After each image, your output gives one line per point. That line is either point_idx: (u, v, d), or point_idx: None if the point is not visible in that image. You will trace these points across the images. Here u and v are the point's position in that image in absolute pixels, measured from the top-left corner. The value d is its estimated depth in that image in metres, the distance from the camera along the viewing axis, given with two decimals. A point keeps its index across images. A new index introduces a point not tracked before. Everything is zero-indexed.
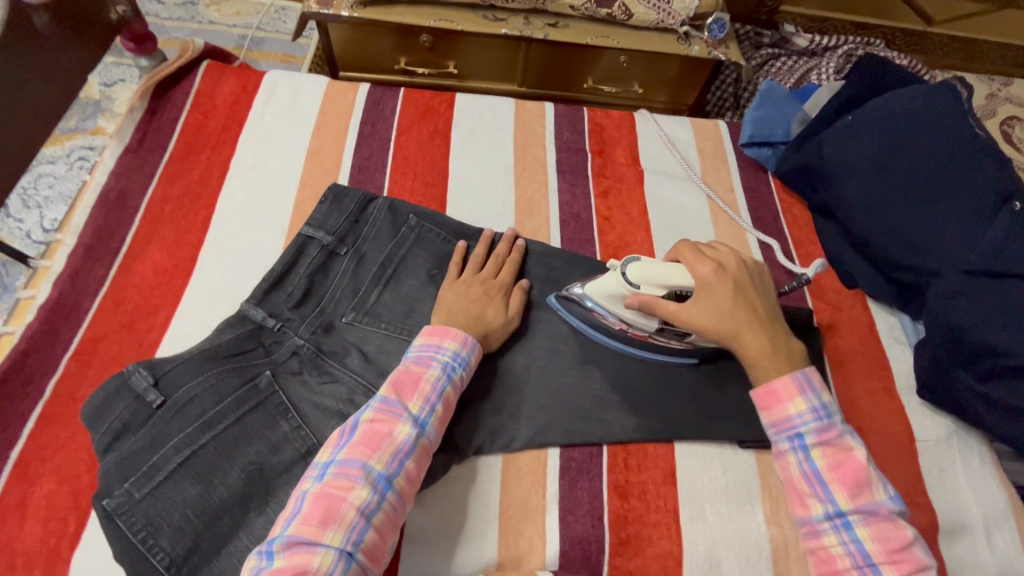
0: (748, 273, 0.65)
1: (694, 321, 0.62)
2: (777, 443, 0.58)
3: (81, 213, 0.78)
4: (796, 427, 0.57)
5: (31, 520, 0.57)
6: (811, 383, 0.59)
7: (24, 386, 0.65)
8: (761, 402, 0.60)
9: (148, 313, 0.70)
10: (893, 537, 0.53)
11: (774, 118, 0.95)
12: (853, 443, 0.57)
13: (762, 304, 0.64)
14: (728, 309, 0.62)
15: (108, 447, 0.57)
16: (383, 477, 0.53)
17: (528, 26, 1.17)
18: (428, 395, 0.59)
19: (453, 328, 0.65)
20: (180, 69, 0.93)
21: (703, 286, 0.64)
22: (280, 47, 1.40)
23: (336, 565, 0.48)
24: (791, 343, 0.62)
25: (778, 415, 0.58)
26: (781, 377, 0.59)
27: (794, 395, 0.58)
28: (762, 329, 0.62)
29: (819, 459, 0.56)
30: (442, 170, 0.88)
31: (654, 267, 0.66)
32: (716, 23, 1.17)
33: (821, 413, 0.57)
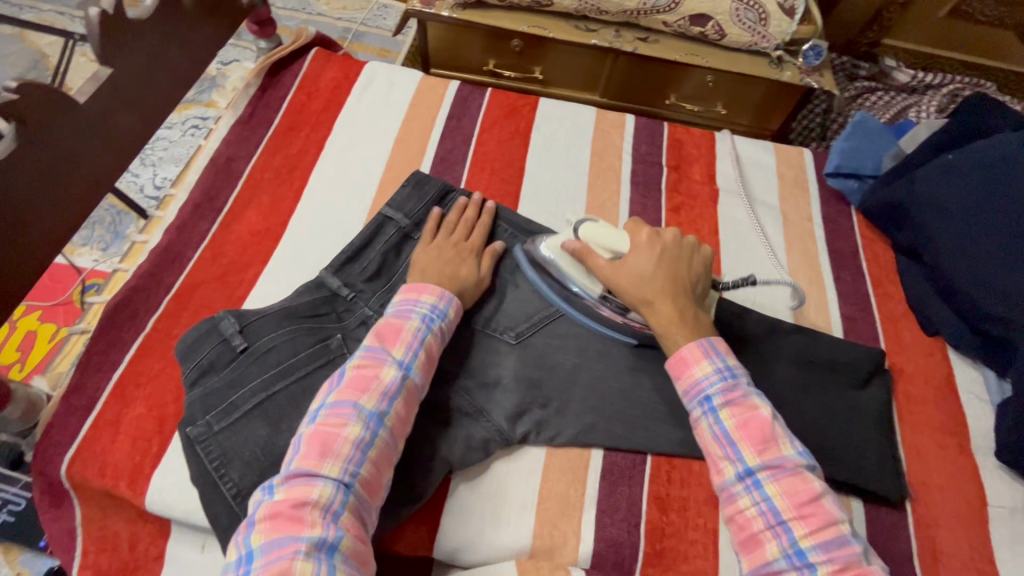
0: (681, 247, 0.70)
1: (616, 279, 0.69)
2: (691, 411, 0.61)
3: (195, 172, 0.87)
4: (704, 390, 0.60)
5: (122, 437, 0.64)
6: (717, 349, 0.62)
7: (130, 318, 0.72)
8: (673, 371, 0.63)
9: (240, 269, 0.77)
10: (802, 491, 0.54)
11: (864, 151, 0.91)
12: (759, 402, 0.59)
13: (683, 278, 0.68)
14: (649, 274, 0.67)
15: (194, 381, 0.63)
16: (375, 415, 0.56)
17: (618, 39, 1.19)
18: (411, 342, 0.63)
19: (430, 283, 0.69)
20: (292, 53, 1.01)
21: (635, 249, 0.69)
22: (378, 41, 1.49)
23: (335, 495, 0.51)
24: (701, 317, 0.66)
25: (689, 382, 0.62)
26: (688, 344, 0.63)
27: (700, 360, 0.62)
28: (677, 299, 0.66)
29: (728, 420, 0.58)
30: (519, 168, 0.91)
31: (604, 232, 0.72)
32: (811, 50, 1.14)
33: (725, 374, 0.60)
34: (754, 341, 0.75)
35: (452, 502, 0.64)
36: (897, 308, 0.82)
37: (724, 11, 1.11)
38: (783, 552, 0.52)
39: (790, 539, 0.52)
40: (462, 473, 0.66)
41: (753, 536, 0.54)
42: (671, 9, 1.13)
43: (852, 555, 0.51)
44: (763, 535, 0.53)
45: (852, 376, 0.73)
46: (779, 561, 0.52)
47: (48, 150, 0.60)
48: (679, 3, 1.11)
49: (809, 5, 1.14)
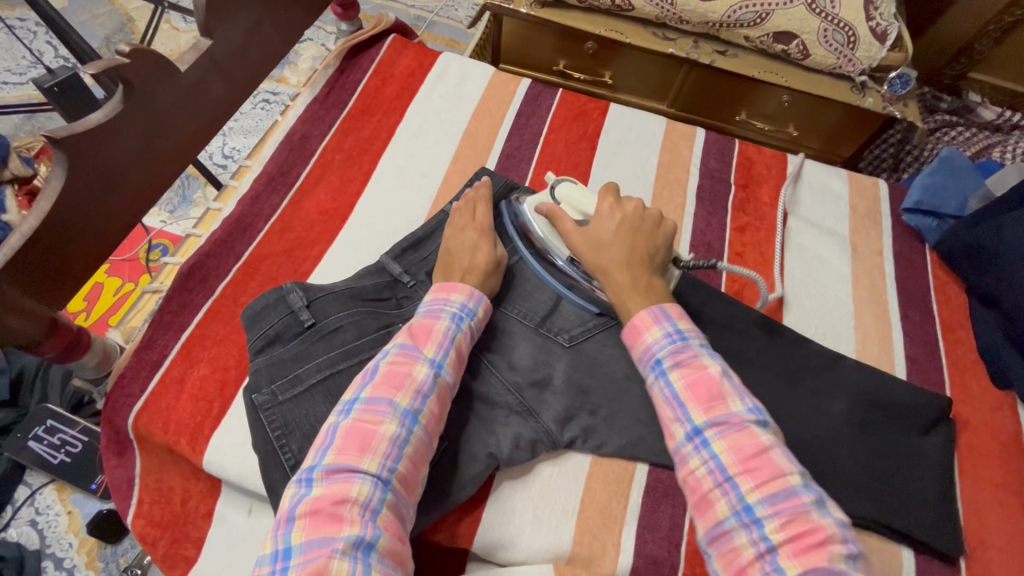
0: (643, 217, 0.69)
1: (576, 243, 0.70)
2: (643, 376, 0.59)
3: (271, 146, 0.90)
4: (653, 354, 0.59)
5: (186, 396, 0.66)
6: (668, 312, 0.61)
7: (202, 282, 0.75)
8: (626, 339, 0.62)
9: (307, 245, 0.79)
10: (748, 445, 0.51)
11: (948, 189, 0.87)
12: (709, 360, 0.57)
13: (640, 248, 0.67)
14: (606, 242, 0.68)
15: (260, 349, 0.64)
16: (409, 413, 0.56)
17: (696, 49, 1.17)
18: (442, 341, 0.62)
19: (459, 282, 0.68)
20: (372, 38, 1.03)
21: (597, 218, 0.70)
22: (448, 32, 1.50)
23: (373, 492, 0.51)
24: (654, 284, 0.65)
25: (640, 347, 0.60)
26: (639, 312, 0.62)
27: (650, 324, 0.60)
28: (632, 268, 0.66)
29: (676, 380, 0.56)
30: (584, 172, 0.91)
31: (573, 197, 0.74)
32: (899, 79, 1.10)
33: (674, 337, 0.59)
34: (812, 372, 0.73)
35: (494, 498, 0.64)
36: (966, 356, 0.79)
37: (811, 31, 1.08)
38: (732, 510, 0.50)
39: (737, 496, 0.50)
40: (507, 471, 0.66)
41: (704, 497, 0.52)
42: (756, 24, 1.10)
43: (802, 506, 0.48)
44: (713, 495, 0.51)
45: (915, 421, 0.70)
46: (728, 520, 0.50)
47: (148, 113, 0.62)
48: (765, 20, 1.08)
49: (902, 31, 1.10)
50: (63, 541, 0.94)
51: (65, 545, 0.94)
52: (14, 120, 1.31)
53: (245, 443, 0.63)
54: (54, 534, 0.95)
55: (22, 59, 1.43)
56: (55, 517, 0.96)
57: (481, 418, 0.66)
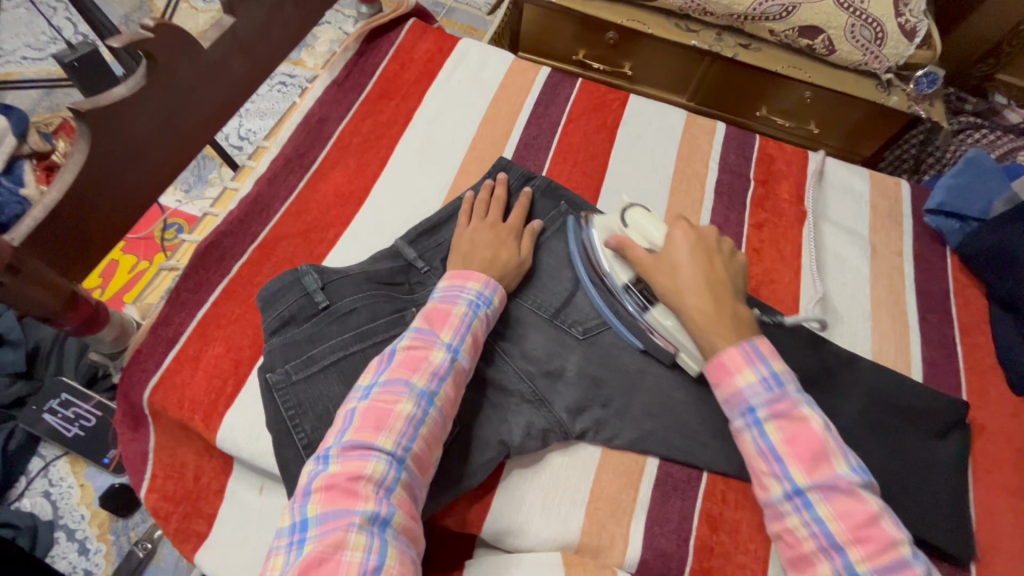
0: (718, 248, 0.68)
1: (652, 270, 0.67)
2: (734, 423, 0.57)
3: (289, 128, 0.89)
4: (747, 403, 0.56)
5: (200, 373, 0.66)
6: (761, 355, 0.58)
7: (218, 261, 0.75)
8: (712, 381, 0.59)
9: (323, 227, 0.79)
10: (856, 512, 0.50)
11: (973, 191, 0.85)
12: (810, 413, 0.55)
13: (722, 277, 0.65)
14: (685, 269, 0.65)
15: (275, 330, 0.65)
16: (426, 394, 0.56)
17: (719, 42, 1.15)
18: (459, 327, 0.62)
19: (475, 271, 0.68)
20: (392, 21, 1.02)
21: (672, 245, 0.67)
22: (467, 19, 1.49)
23: (388, 471, 0.51)
24: (739, 314, 0.62)
25: (729, 390, 0.57)
26: (728, 350, 0.59)
27: (742, 366, 0.57)
28: (713, 295, 0.63)
29: (774, 434, 0.55)
30: (602, 163, 0.90)
31: (646, 221, 0.71)
32: (926, 77, 1.10)
33: (770, 385, 0.56)
34: (827, 371, 0.72)
35: (504, 485, 0.65)
36: (984, 361, 0.78)
37: (838, 26, 1.06)
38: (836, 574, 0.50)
39: (844, 562, 0.50)
40: (518, 459, 0.66)
41: (804, 557, 0.52)
42: (781, 18, 1.08)
43: None
44: (816, 557, 0.51)
45: (930, 424, 0.69)
46: None
47: (170, 90, 0.62)
48: (791, 13, 1.06)
49: (931, 29, 1.09)
50: (76, 513, 0.96)
51: (77, 516, 0.96)
52: (33, 95, 1.32)
53: (259, 421, 0.64)
54: (67, 506, 0.96)
55: (42, 35, 1.43)
56: (68, 489, 0.98)
57: (495, 407, 0.66)
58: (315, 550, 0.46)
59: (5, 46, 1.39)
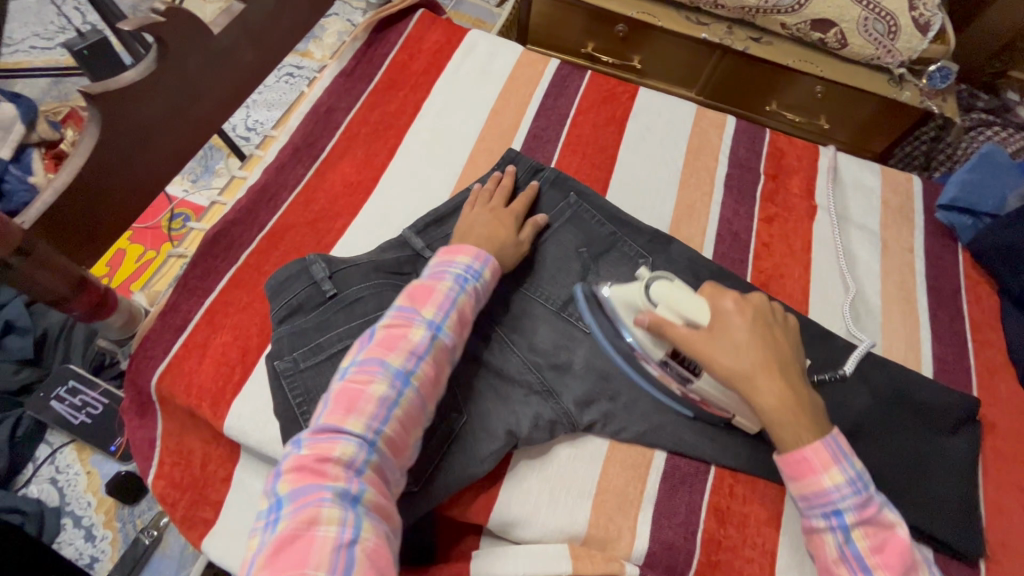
0: (771, 315, 0.64)
1: (707, 351, 0.60)
2: (815, 521, 0.56)
3: (298, 117, 0.89)
4: (835, 504, 0.55)
5: (208, 360, 0.66)
6: (845, 452, 0.56)
7: (226, 249, 0.75)
8: (793, 475, 0.57)
9: (331, 217, 0.78)
10: None
11: (986, 187, 0.85)
12: (892, 518, 0.55)
13: (783, 352, 0.61)
14: (745, 347, 0.60)
15: (282, 319, 0.65)
16: (401, 374, 0.55)
17: (730, 36, 1.15)
18: (442, 303, 0.61)
19: (464, 246, 0.67)
20: (401, 12, 1.01)
21: (725, 320, 0.62)
22: (474, 12, 1.49)
23: (358, 453, 0.51)
24: (807, 394, 0.60)
25: (813, 487, 0.56)
26: (814, 446, 0.56)
27: (829, 465, 0.55)
28: (782, 375, 0.59)
29: (860, 540, 0.54)
30: (611, 156, 0.89)
31: (680, 292, 0.62)
32: (939, 72, 1.09)
33: (858, 487, 0.55)
34: (837, 367, 0.72)
35: (511, 476, 0.64)
36: (996, 358, 0.77)
37: (850, 20, 1.06)
38: None
39: None
40: (525, 450, 0.66)
41: None
42: (793, 11, 1.07)
43: None
44: None
45: (941, 421, 0.69)
46: None
47: (180, 76, 0.62)
48: (803, 6, 1.06)
49: (946, 24, 1.07)
50: (82, 500, 0.96)
51: (84, 503, 0.96)
52: (41, 84, 1.32)
53: (266, 409, 0.64)
54: (74, 493, 0.97)
55: (51, 24, 1.43)
56: (75, 476, 0.98)
57: (503, 399, 0.66)
58: (288, 528, 0.46)
59: (13, 35, 1.39)
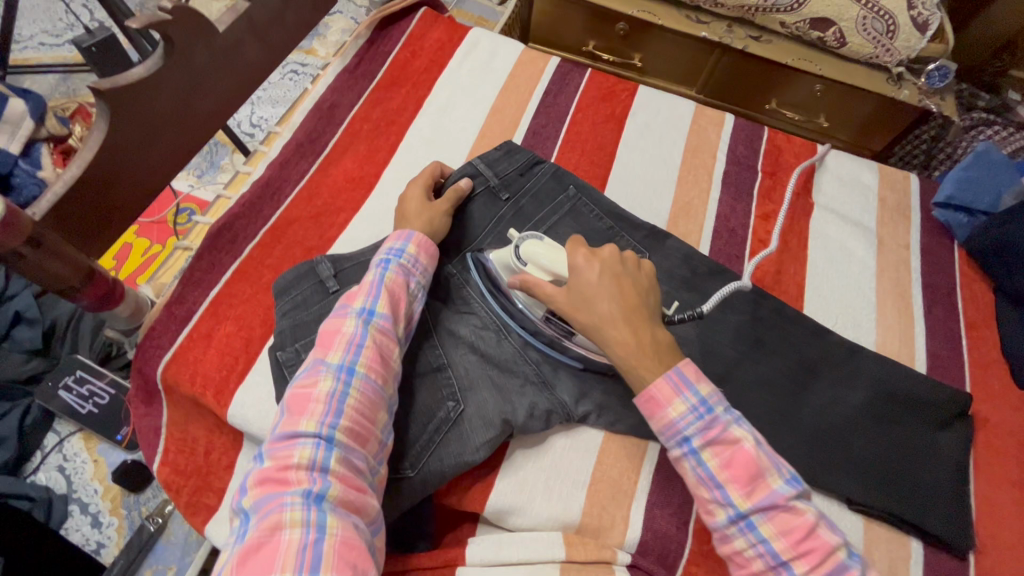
0: (623, 264, 0.60)
1: (560, 307, 0.59)
2: (670, 451, 0.55)
3: (301, 114, 0.91)
4: (681, 431, 0.54)
5: (212, 351, 0.68)
6: (687, 379, 0.55)
7: (230, 243, 0.76)
8: (643, 412, 0.55)
9: (333, 211, 0.80)
10: (797, 526, 0.50)
11: (982, 184, 0.85)
12: (742, 432, 0.53)
13: (635, 299, 0.58)
14: (594, 298, 0.58)
15: (286, 311, 0.67)
16: (344, 366, 0.56)
17: (730, 34, 1.16)
18: (372, 289, 0.62)
19: (391, 235, 0.69)
20: (404, 10, 1.03)
21: (573, 274, 0.60)
22: (478, 10, 1.50)
23: (316, 453, 0.50)
24: (658, 336, 0.57)
25: (662, 422, 0.54)
26: (655, 380, 0.55)
27: (671, 397, 0.54)
28: (630, 324, 0.56)
29: (711, 460, 0.53)
30: (609, 153, 0.90)
31: (546, 251, 0.63)
32: (937, 71, 1.09)
33: (701, 411, 0.53)
34: (830, 362, 0.73)
35: (507, 464, 0.66)
36: (990, 355, 0.78)
37: (849, 18, 1.06)
38: None
39: None
40: (521, 440, 0.67)
41: None
42: (793, 9, 1.08)
43: None
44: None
45: (933, 416, 0.69)
46: None
47: (187, 72, 0.63)
48: (803, 5, 1.06)
49: (944, 22, 1.08)
50: (89, 487, 0.98)
51: (90, 491, 0.98)
52: (51, 80, 1.34)
53: (268, 398, 0.65)
54: (81, 481, 0.99)
55: (60, 21, 1.45)
56: (82, 465, 1.00)
57: (500, 388, 0.67)
58: (253, 536, 0.45)
59: (23, 32, 1.41)
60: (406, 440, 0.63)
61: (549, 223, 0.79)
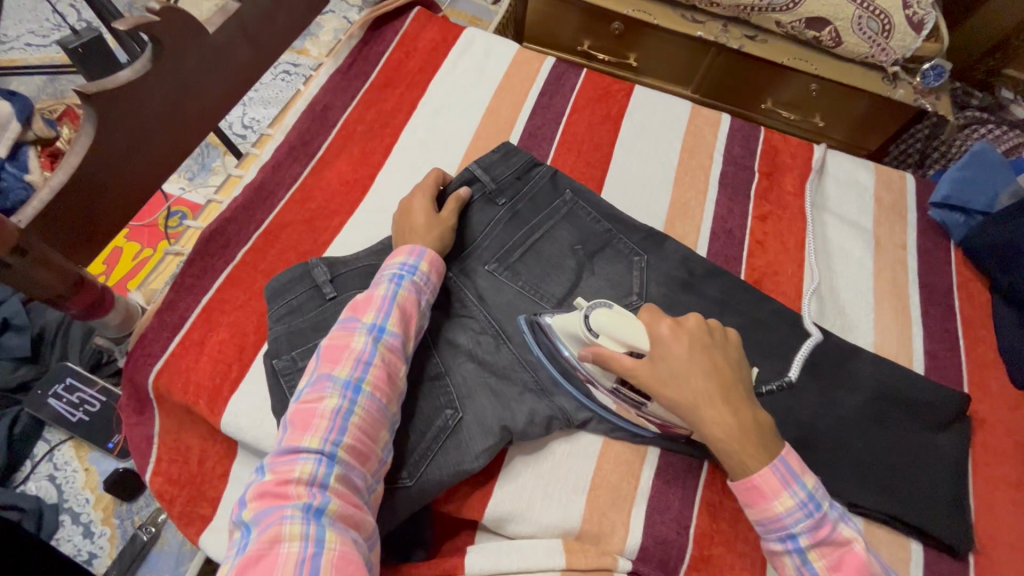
0: (709, 334, 0.58)
1: (650, 385, 0.57)
2: (772, 543, 0.54)
3: (293, 115, 0.89)
4: (788, 529, 0.52)
5: (205, 358, 0.67)
6: (794, 472, 0.53)
7: (223, 248, 0.75)
8: (746, 502, 0.54)
9: (327, 215, 0.79)
10: None
11: (978, 184, 0.85)
12: (849, 532, 0.53)
13: (728, 374, 0.56)
14: (688, 377, 0.55)
15: (281, 318, 0.66)
16: (350, 383, 0.55)
17: (725, 33, 1.15)
18: (382, 305, 0.61)
19: (403, 247, 0.68)
20: (397, 9, 1.02)
21: (662, 350, 0.57)
22: (471, 9, 1.49)
23: (318, 468, 0.49)
24: (757, 415, 0.56)
25: (766, 515, 0.53)
26: (759, 471, 0.53)
27: (779, 492, 0.53)
28: (728, 403, 0.55)
29: (817, 560, 0.52)
30: (605, 154, 0.89)
31: (617, 320, 0.59)
32: (933, 71, 1.10)
33: (811, 509, 0.52)
34: (829, 364, 0.72)
35: (506, 471, 0.65)
36: (987, 355, 0.78)
37: (845, 18, 1.06)
38: None
39: None
40: (520, 447, 0.66)
41: None
42: (788, 9, 1.08)
43: None
44: None
45: (932, 417, 0.69)
46: None
47: (176, 74, 0.62)
48: (798, 4, 1.06)
49: (939, 22, 1.07)
50: (81, 496, 0.97)
51: (82, 500, 0.97)
52: (37, 82, 1.32)
53: (263, 406, 0.64)
54: (72, 489, 0.97)
55: (46, 22, 1.43)
56: (73, 473, 0.98)
57: (499, 395, 0.66)
58: (250, 550, 0.44)
59: (9, 33, 1.39)
60: (403, 449, 0.62)
61: (546, 226, 0.78)
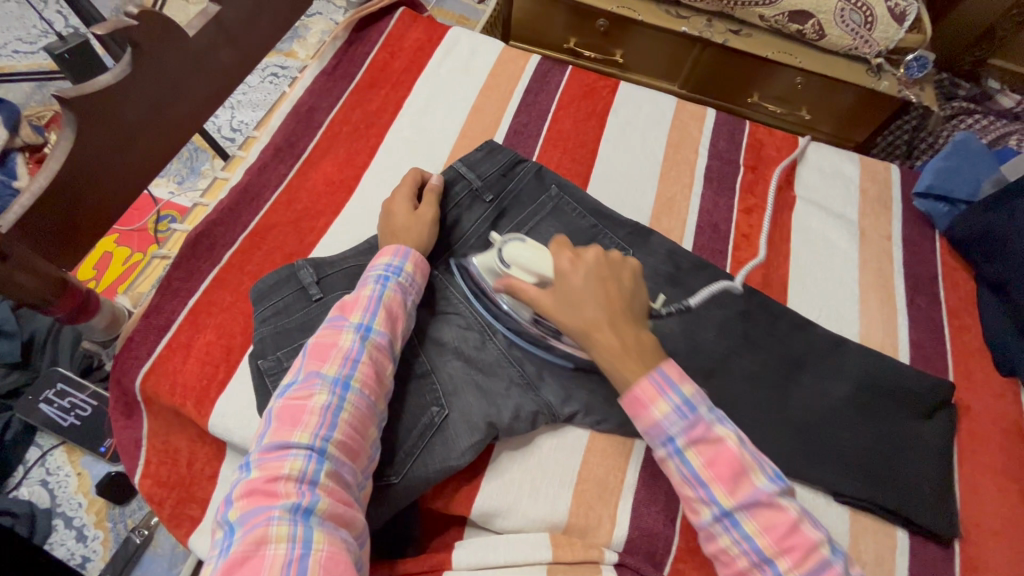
0: (607, 265, 0.62)
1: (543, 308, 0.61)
2: (655, 451, 0.56)
3: (278, 118, 0.90)
4: (665, 431, 0.54)
5: (192, 360, 0.67)
6: (670, 379, 0.56)
7: (209, 250, 0.75)
8: (629, 412, 0.56)
9: (313, 216, 0.79)
10: (779, 524, 0.51)
11: (961, 173, 0.86)
12: (725, 431, 0.54)
13: (619, 300, 0.60)
14: (580, 301, 0.59)
15: (266, 319, 0.66)
16: (339, 380, 0.55)
17: (710, 28, 1.16)
18: (369, 305, 0.61)
19: (386, 248, 0.68)
20: (381, 10, 1.02)
21: (560, 276, 0.61)
22: (459, 9, 1.49)
23: (308, 464, 0.49)
24: (644, 338, 0.58)
25: (648, 422, 0.55)
26: (638, 380, 0.56)
27: (655, 398, 0.55)
28: (614, 325, 0.58)
29: (694, 459, 0.53)
30: (591, 151, 0.90)
31: (527, 252, 0.64)
32: (917, 61, 1.10)
33: (685, 411, 0.54)
34: (814, 355, 0.73)
35: (493, 466, 0.65)
36: (972, 343, 0.79)
37: (827, 11, 1.07)
38: None
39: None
40: (507, 442, 0.67)
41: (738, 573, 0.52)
42: (770, 3, 1.09)
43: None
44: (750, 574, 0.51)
45: (916, 406, 0.70)
46: None
47: (158, 77, 0.62)
48: None
49: (921, 13, 1.08)
50: (73, 501, 0.97)
51: (75, 504, 0.97)
52: (25, 88, 1.32)
53: (250, 407, 0.64)
54: (64, 494, 0.97)
55: (34, 28, 1.43)
56: (65, 478, 0.99)
57: (486, 392, 0.66)
58: (237, 550, 0.44)
59: None
60: (391, 446, 0.62)
61: (532, 223, 0.78)
